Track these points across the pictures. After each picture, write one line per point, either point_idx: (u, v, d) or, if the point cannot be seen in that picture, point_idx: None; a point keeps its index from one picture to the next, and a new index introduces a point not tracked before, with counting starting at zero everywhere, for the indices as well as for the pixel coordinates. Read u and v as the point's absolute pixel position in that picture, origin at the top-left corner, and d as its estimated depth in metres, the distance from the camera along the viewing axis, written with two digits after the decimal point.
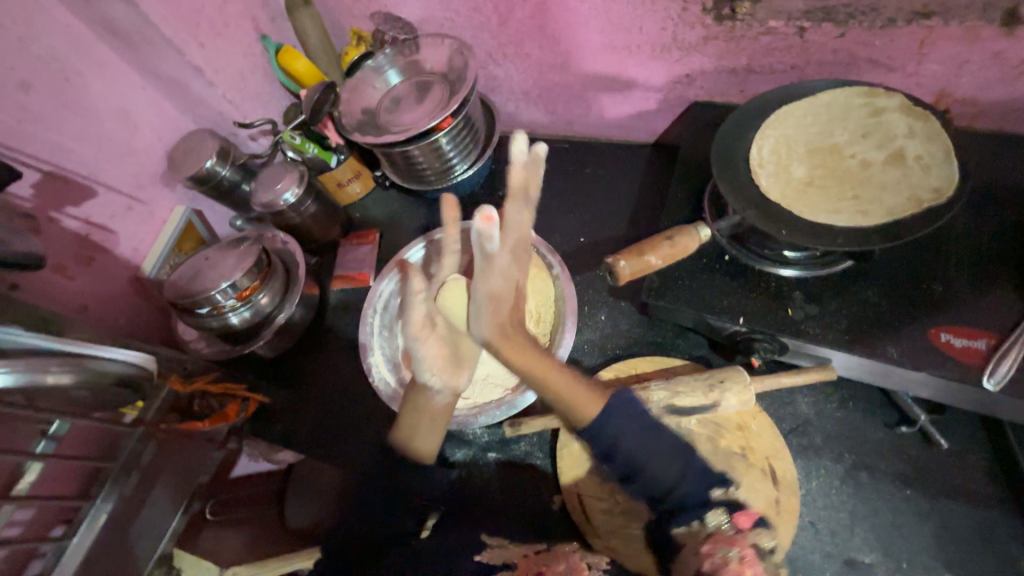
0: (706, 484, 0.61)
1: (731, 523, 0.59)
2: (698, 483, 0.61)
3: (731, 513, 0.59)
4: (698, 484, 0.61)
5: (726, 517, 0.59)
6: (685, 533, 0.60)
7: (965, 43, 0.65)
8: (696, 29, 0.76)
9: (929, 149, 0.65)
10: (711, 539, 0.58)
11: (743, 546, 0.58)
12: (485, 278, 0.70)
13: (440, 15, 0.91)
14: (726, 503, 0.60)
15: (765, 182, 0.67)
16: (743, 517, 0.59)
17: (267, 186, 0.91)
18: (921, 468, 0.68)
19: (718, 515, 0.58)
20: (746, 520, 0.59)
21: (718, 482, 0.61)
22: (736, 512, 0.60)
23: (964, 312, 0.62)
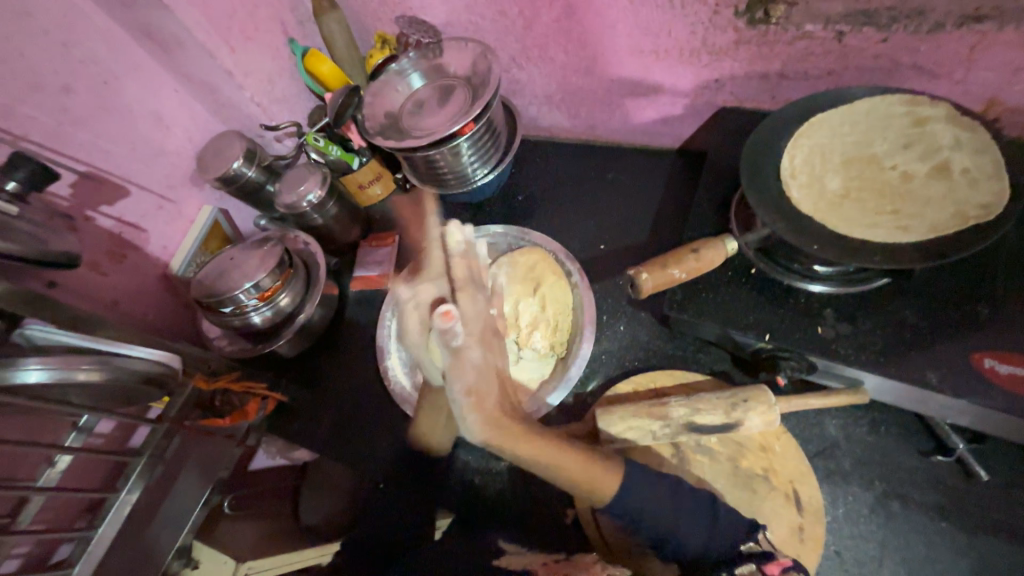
0: (734, 537, 0.59)
1: (764, 575, 0.55)
2: (724, 537, 0.59)
3: (762, 564, 0.56)
4: (724, 539, 0.59)
5: (758, 570, 0.56)
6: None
7: (1021, 49, 0.61)
8: (727, 33, 0.73)
9: (977, 162, 0.61)
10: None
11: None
12: (459, 376, 0.65)
13: (464, 19, 0.91)
14: (758, 555, 0.58)
15: (797, 193, 0.64)
16: (773, 565, 0.56)
17: (291, 188, 0.92)
18: (958, 500, 0.64)
19: (746, 572, 0.56)
20: (776, 568, 0.56)
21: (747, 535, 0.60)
22: (767, 563, 0.57)
23: (1012, 337, 0.58)
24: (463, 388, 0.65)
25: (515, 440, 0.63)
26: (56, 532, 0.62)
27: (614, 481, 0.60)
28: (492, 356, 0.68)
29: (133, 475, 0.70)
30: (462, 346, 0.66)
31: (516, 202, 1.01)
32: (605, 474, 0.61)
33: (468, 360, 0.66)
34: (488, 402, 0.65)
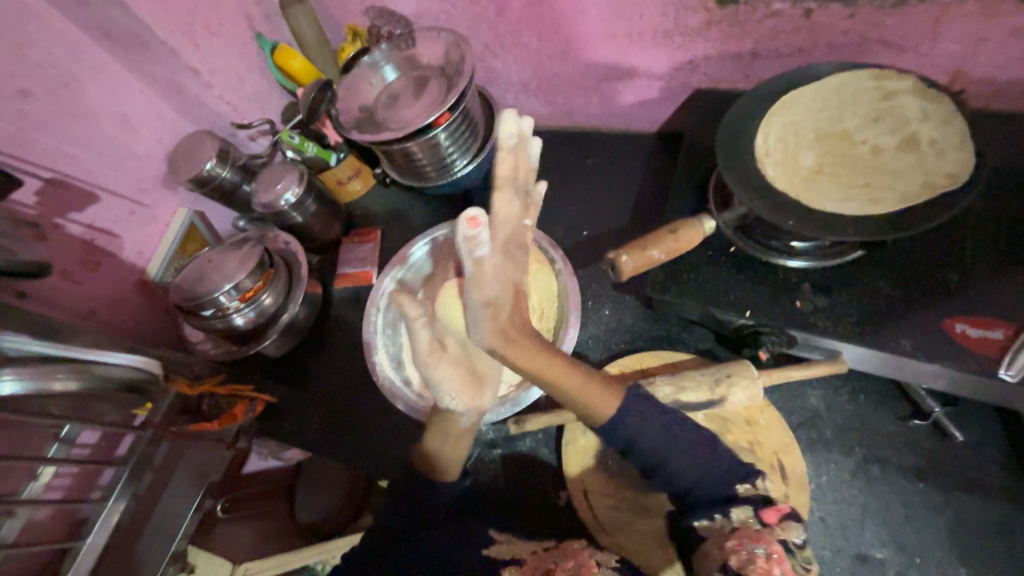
0: (731, 477, 0.61)
1: (757, 519, 0.57)
2: (722, 478, 0.61)
3: (757, 509, 0.58)
4: (720, 481, 0.60)
5: (752, 515, 0.57)
6: (707, 527, 0.59)
7: (982, 20, 0.62)
8: (699, 14, 0.73)
9: (944, 132, 0.63)
10: (736, 536, 0.56)
11: (770, 541, 0.54)
12: (476, 286, 0.62)
13: (436, 7, 0.89)
14: (754, 498, 0.59)
15: (772, 171, 0.65)
16: (770, 512, 0.57)
17: (267, 186, 0.91)
18: (935, 461, 0.66)
19: (741, 512, 0.57)
20: (773, 516, 0.57)
21: (744, 477, 0.61)
22: (764, 509, 0.58)
23: (981, 301, 0.60)
24: (481, 297, 0.63)
25: (522, 349, 0.62)
26: (43, 545, 0.61)
27: (615, 403, 0.63)
28: (514, 270, 0.65)
29: (121, 484, 0.69)
30: (485, 256, 0.62)
31: None
32: (607, 396, 0.63)
33: (489, 274, 0.63)
34: (505, 313, 0.63)
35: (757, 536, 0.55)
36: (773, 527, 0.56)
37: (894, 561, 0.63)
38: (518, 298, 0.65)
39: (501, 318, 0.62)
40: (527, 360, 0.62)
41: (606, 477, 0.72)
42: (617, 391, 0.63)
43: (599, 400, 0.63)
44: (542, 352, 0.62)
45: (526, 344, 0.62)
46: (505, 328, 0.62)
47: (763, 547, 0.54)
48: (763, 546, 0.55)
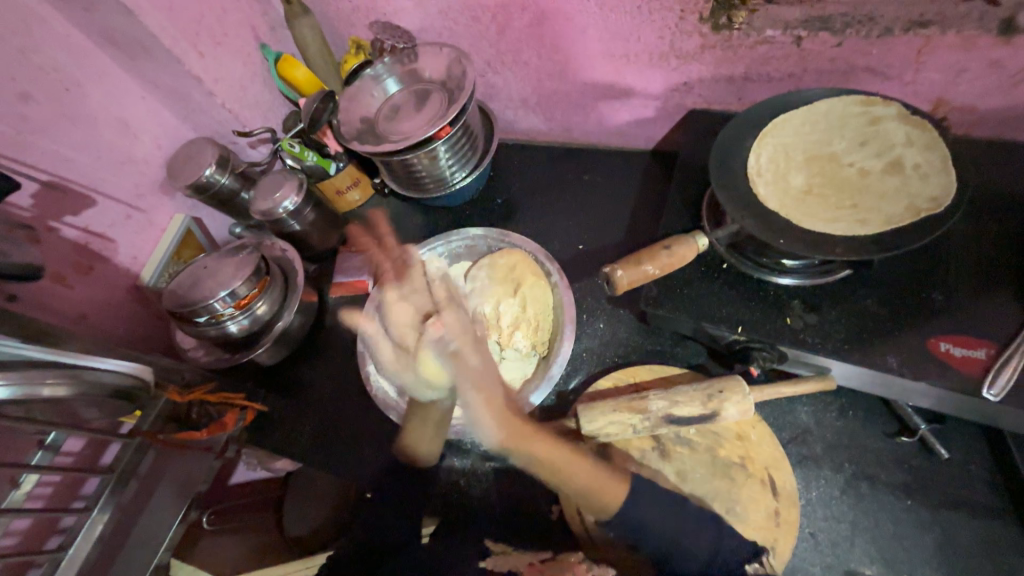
0: (741, 554, 0.60)
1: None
2: (732, 554, 0.60)
3: None
4: (731, 561, 0.59)
5: None
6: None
7: (963, 52, 0.65)
8: (693, 38, 0.76)
9: (927, 158, 0.65)
10: None
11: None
12: (465, 375, 0.69)
13: (439, 24, 0.91)
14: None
15: (763, 190, 0.67)
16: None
17: (266, 194, 0.91)
18: (922, 478, 0.67)
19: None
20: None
21: (750, 556, 0.60)
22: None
23: (965, 321, 0.61)
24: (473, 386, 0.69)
25: (531, 444, 0.64)
26: (22, 556, 0.60)
27: (623, 490, 0.60)
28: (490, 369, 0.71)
29: (105, 492, 0.68)
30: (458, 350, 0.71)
31: (496, 205, 1.02)
32: (613, 485, 0.61)
33: (468, 362, 0.71)
34: (499, 406, 0.67)
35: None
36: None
37: None
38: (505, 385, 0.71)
39: (497, 403, 0.67)
40: (546, 449, 0.64)
41: None
42: (625, 480, 0.61)
43: (604, 492, 0.61)
44: (553, 450, 0.64)
45: (538, 438, 0.65)
46: (510, 422, 0.66)
47: None
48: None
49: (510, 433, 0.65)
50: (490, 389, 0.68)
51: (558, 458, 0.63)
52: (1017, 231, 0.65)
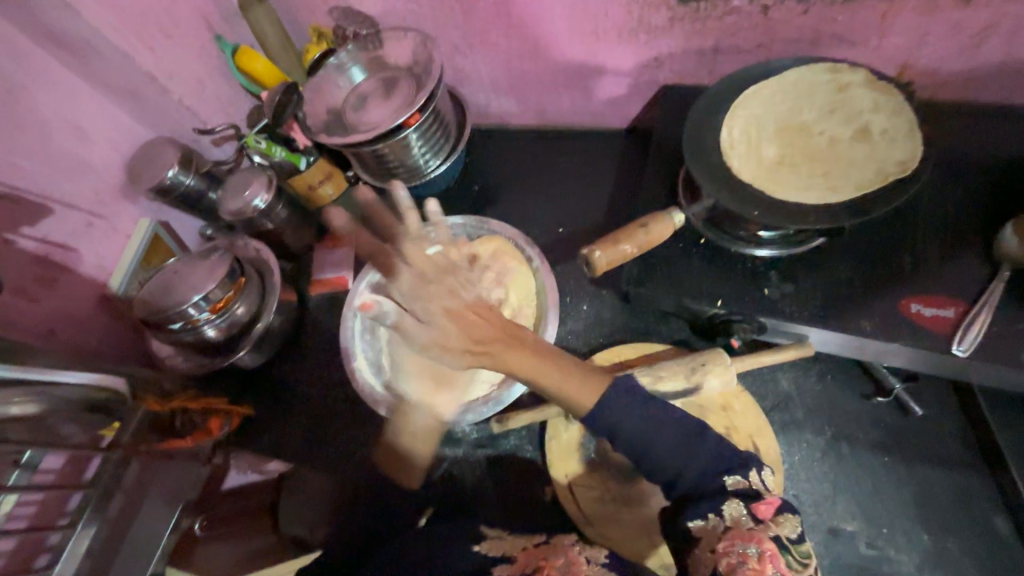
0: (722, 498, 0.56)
1: (750, 515, 0.51)
2: (708, 464, 0.55)
3: (749, 503, 0.52)
4: (710, 470, 0.55)
5: (744, 509, 0.51)
6: (700, 528, 0.52)
7: (924, 14, 0.65)
8: (662, 11, 0.75)
9: (895, 123, 0.66)
10: (729, 535, 0.50)
11: (762, 539, 0.49)
12: (429, 303, 0.64)
13: (402, 7, 0.88)
14: (745, 492, 0.53)
15: (737, 163, 0.67)
16: (764, 506, 0.51)
17: (235, 193, 0.89)
18: (899, 437, 0.69)
19: (734, 506, 0.52)
20: (767, 511, 0.51)
21: (733, 469, 0.54)
22: (755, 501, 0.52)
23: (934, 281, 0.63)
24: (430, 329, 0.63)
25: (487, 329, 0.61)
26: None
27: (595, 395, 0.59)
28: (450, 295, 0.64)
29: (88, 509, 0.66)
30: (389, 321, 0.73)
31: (472, 192, 1.01)
32: (587, 387, 0.59)
33: (439, 290, 0.65)
34: (463, 316, 0.62)
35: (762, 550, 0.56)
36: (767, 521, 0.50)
37: (864, 532, 0.66)
38: (467, 321, 0.62)
39: (457, 313, 0.63)
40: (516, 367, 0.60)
41: (591, 473, 0.73)
42: (599, 383, 0.60)
43: (579, 392, 0.59)
44: (529, 351, 0.61)
45: (501, 344, 0.61)
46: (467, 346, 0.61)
47: (755, 547, 0.49)
48: (755, 545, 0.49)
49: (467, 330, 0.61)
50: (453, 304, 0.63)
51: (531, 359, 0.60)
52: (980, 191, 0.67)
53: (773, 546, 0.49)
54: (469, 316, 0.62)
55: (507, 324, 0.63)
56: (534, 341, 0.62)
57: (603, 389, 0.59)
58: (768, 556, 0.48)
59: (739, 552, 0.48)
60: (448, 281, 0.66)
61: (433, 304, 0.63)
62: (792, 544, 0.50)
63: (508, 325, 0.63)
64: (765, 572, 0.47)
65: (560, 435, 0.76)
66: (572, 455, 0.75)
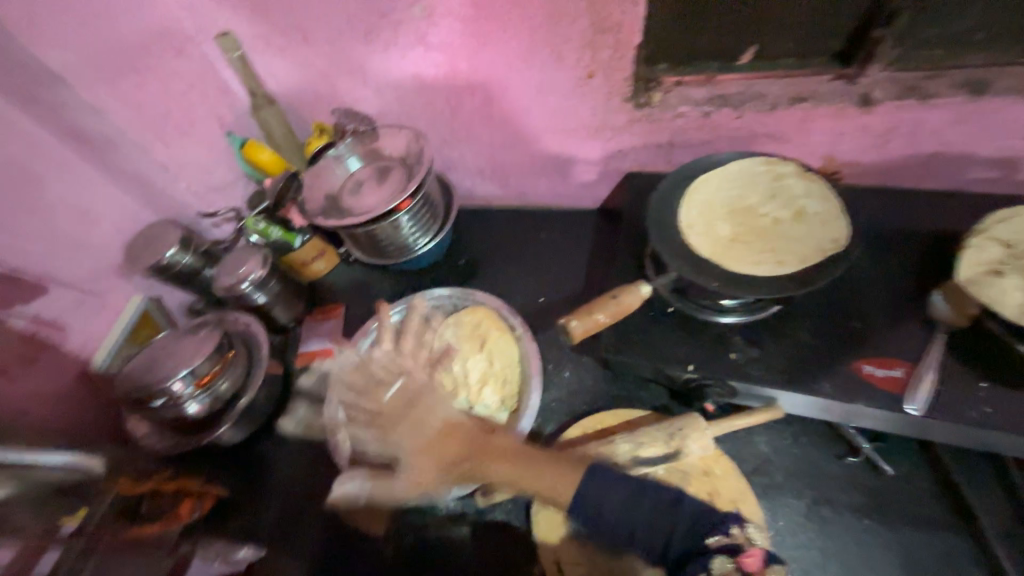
0: (701, 529, 0.57)
1: (739, 569, 0.54)
2: (694, 521, 0.58)
3: (735, 557, 0.54)
4: (693, 531, 0.58)
5: (731, 564, 0.54)
6: None
7: (837, 119, 0.79)
8: (621, 114, 0.87)
9: (825, 206, 0.76)
10: None
11: None
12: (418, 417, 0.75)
13: (397, 109, 0.99)
14: (729, 547, 0.55)
15: (695, 240, 0.76)
16: (750, 561, 0.54)
17: (231, 270, 0.94)
18: (877, 497, 0.71)
19: (720, 565, 0.54)
20: (753, 564, 0.54)
21: (717, 525, 0.57)
22: (743, 556, 0.55)
23: (881, 345, 0.69)
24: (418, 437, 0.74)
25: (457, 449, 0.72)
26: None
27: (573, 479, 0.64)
28: (431, 412, 0.75)
29: None
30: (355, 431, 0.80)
31: (458, 265, 1.07)
32: (564, 475, 0.64)
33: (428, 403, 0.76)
34: (432, 438, 0.73)
35: None
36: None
37: None
38: (449, 438, 0.72)
39: (427, 442, 0.73)
40: (508, 472, 0.67)
41: (579, 547, 0.71)
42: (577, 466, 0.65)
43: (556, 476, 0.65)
44: (500, 462, 0.68)
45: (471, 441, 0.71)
46: (446, 462, 0.72)
47: None
48: None
49: (437, 452, 0.72)
50: (427, 439, 0.73)
51: (501, 468, 0.68)
52: (908, 262, 0.76)
53: None
54: (440, 441, 0.73)
55: (479, 437, 0.71)
56: (504, 445, 0.70)
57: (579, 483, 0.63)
58: None
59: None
60: (416, 411, 0.75)
61: (406, 428, 0.74)
62: None
63: (484, 433, 0.72)
64: None
65: (547, 506, 0.75)
66: (560, 526, 0.73)
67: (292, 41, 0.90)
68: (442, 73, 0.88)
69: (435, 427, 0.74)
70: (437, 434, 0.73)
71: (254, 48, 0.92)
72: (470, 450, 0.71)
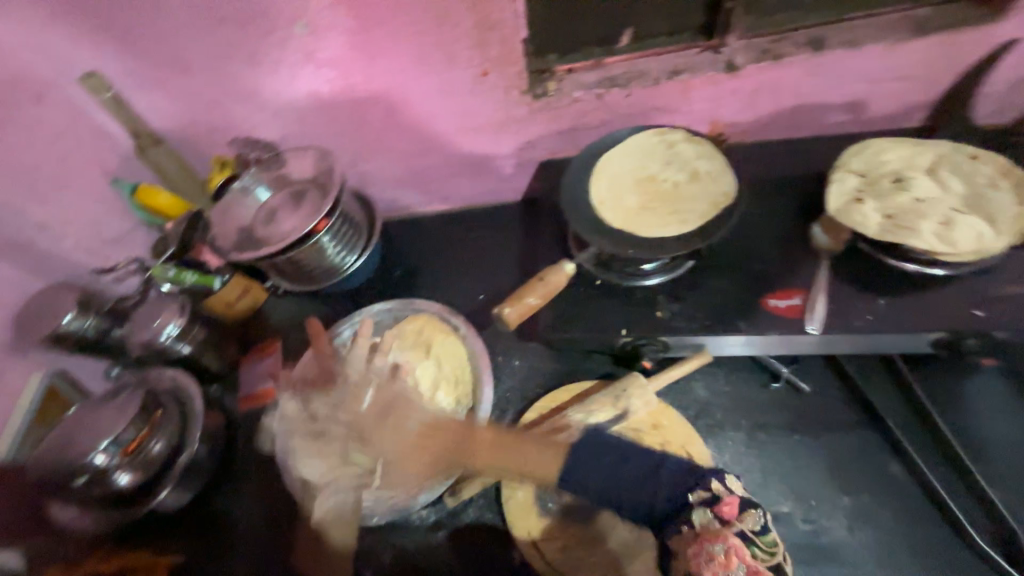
0: (681, 486, 0.58)
1: (716, 518, 0.55)
2: (675, 482, 0.58)
3: (713, 506, 0.56)
4: (674, 492, 0.58)
5: (710, 513, 0.55)
6: (677, 541, 0.56)
7: (711, 85, 0.87)
8: (523, 106, 0.91)
9: (714, 165, 0.83)
10: (698, 541, 0.54)
11: (729, 538, 0.53)
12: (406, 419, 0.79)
13: (300, 130, 0.96)
14: (708, 499, 0.56)
15: (608, 213, 0.81)
16: (727, 507, 0.55)
17: (144, 324, 0.87)
18: (802, 413, 0.79)
19: (699, 515, 0.55)
20: (731, 511, 0.55)
21: (696, 482, 0.58)
22: (720, 505, 0.56)
23: (781, 279, 0.77)
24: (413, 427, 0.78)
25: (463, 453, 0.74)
26: None
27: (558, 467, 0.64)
28: (419, 412, 0.80)
29: None
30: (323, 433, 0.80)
31: (394, 278, 1.06)
32: (545, 455, 0.66)
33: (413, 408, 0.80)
34: (416, 447, 0.77)
35: (722, 537, 0.53)
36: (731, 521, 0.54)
37: (798, 510, 0.72)
38: (435, 435, 0.77)
39: (411, 442, 0.77)
40: (490, 455, 0.72)
41: (552, 522, 0.74)
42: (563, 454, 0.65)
43: (538, 461, 0.67)
44: (483, 450, 0.73)
45: (483, 440, 0.73)
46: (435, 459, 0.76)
47: (722, 545, 0.52)
48: (721, 543, 0.53)
49: (424, 457, 0.77)
50: (408, 440, 0.77)
51: (485, 454, 0.73)
52: (792, 202, 0.85)
53: (738, 543, 0.53)
54: (425, 436, 0.77)
55: (461, 434, 0.75)
56: (494, 437, 0.73)
57: (565, 459, 0.64)
58: (733, 551, 0.52)
59: (707, 552, 0.52)
60: (392, 416, 0.79)
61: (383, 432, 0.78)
62: (756, 536, 0.54)
63: (461, 431, 0.76)
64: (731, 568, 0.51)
65: (516, 492, 0.77)
66: (532, 507, 0.75)
67: (169, 74, 0.85)
68: (338, 88, 0.88)
69: (415, 433, 0.78)
70: (418, 435, 0.77)
71: (127, 87, 0.86)
72: (452, 447, 0.75)
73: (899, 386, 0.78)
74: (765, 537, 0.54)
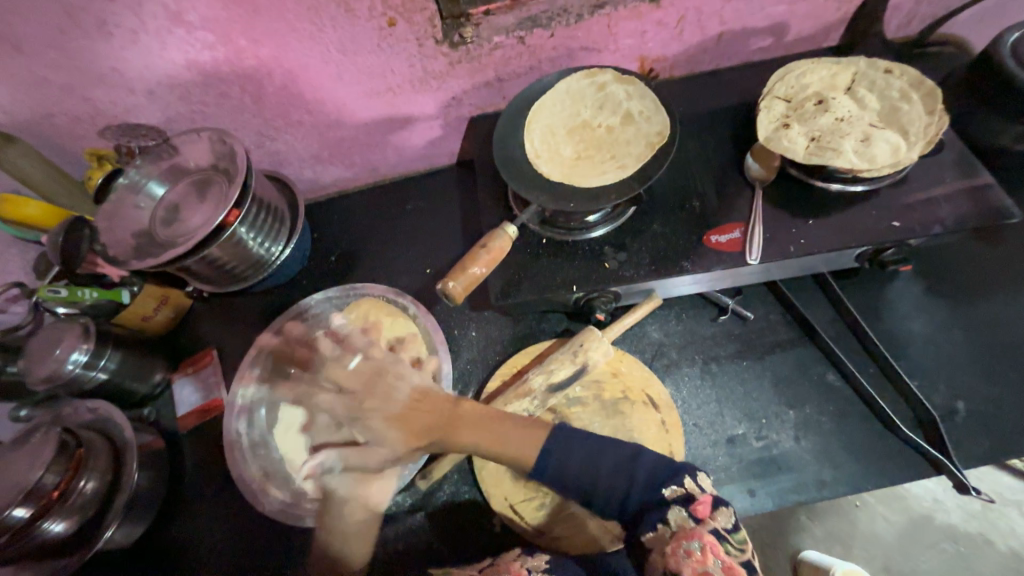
0: (659, 481, 0.62)
1: (690, 516, 0.58)
2: (653, 473, 0.63)
3: (687, 505, 0.59)
4: (653, 481, 0.62)
5: (684, 512, 0.58)
6: (652, 538, 0.59)
7: (636, 18, 0.82)
8: (440, 59, 0.83)
9: (646, 104, 0.81)
10: (675, 539, 0.57)
11: (703, 534, 0.56)
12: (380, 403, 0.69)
13: (187, 110, 0.83)
14: (682, 497, 0.60)
15: (545, 167, 0.78)
16: (700, 506, 0.58)
17: (43, 356, 0.77)
18: (748, 341, 0.83)
19: (675, 514, 0.59)
20: (704, 509, 0.58)
21: (669, 479, 0.62)
22: (694, 504, 0.59)
23: (720, 214, 0.78)
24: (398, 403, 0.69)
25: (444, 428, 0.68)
26: None
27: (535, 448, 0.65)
28: (400, 384, 0.71)
29: None
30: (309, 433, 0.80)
31: (330, 264, 0.99)
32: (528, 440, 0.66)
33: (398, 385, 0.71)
34: (406, 414, 0.69)
35: (696, 533, 0.56)
36: (705, 520, 0.57)
37: (749, 430, 0.77)
38: (424, 404, 0.69)
39: (398, 414, 0.69)
40: (484, 433, 0.67)
41: (527, 485, 0.75)
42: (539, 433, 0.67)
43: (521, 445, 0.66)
44: (472, 428, 0.67)
45: (479, 413, 0.69)
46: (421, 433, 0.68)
47: (698, 541, 0.56)
48: (696, 540, 0.56)
49: (413, 426, 0.69)
50: (395, 409, 0.69)
51: (473, 433, 0.67)
52: (724, 135, 0.85)
53: (711, 539, 0.56)
54: (412, 409, 0.69)
55: (452, 404, 0.69)
56: (476, 413, 0.69)
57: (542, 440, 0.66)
58: (708, 547, 0.55)
59: (684, 550, 0.56)
60: (380, 386, 0.70)
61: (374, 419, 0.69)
62: (728, 534, 0.57)
63: (449, 406, 0.69)
64: (706, 563, 0.54)
65: (487, 463, 0.77)
66: (503, 475, 0.76)
67: None
68: (220, 56, 0.75)
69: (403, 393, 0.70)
70: (407, 401, 0.69)
71: None
72: (445, 419, 0.68)
73: (829, 299, 0.83)
74: (737, 533, 0.57)
